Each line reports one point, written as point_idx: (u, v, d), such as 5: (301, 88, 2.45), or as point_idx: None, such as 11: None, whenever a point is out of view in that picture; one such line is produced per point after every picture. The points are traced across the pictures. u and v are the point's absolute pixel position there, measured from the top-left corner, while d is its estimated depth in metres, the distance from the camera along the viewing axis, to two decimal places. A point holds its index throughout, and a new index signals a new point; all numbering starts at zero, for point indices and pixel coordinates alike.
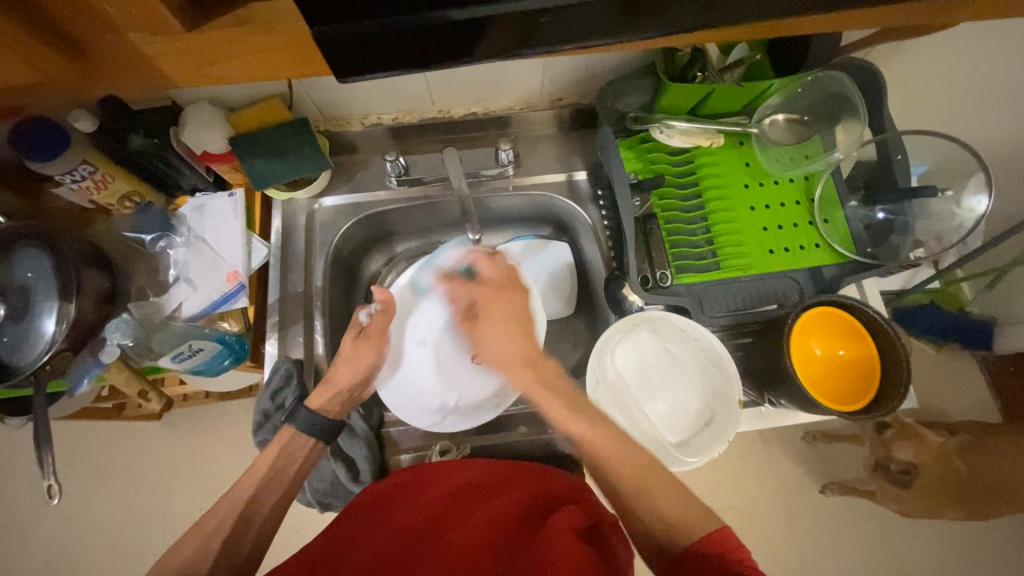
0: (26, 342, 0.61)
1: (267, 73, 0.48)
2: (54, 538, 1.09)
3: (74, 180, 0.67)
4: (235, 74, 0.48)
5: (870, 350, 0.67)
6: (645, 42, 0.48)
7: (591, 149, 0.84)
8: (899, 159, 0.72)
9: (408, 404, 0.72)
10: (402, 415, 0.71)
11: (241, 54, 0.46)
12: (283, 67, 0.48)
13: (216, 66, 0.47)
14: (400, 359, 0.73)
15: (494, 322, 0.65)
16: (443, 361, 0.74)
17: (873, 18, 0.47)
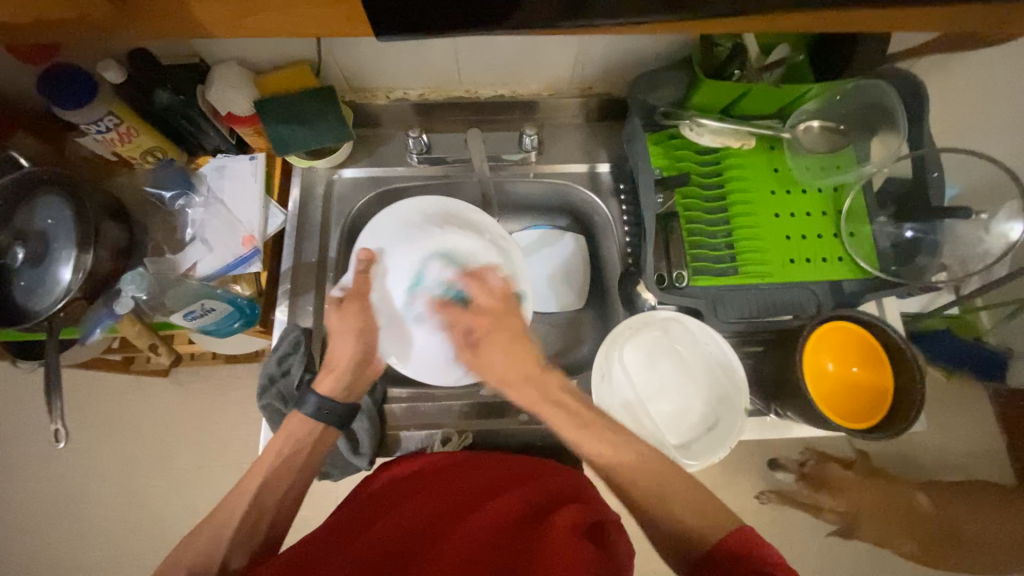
0: (43, 288, 0.62)
1: (307, 30, 0.45)
2: (58, 481, 1.12)
3: (100, 131, 0.68)
4: (269, 27, 0.44)
5: (885, 370, 0.66)
6: (694, 26, 0.45)
7: (617, 141, 0.83)
8: (935, 177, 0.70)
9: (424, 363, 0.69)
10: (426, 378, 0.69)
11: (279, 7, 0.42)
12: (324, 26, 0.44)
13: (251, 19, 0.43)
14: (391, 317, 0.69)
15: (496, 349, 0.60)
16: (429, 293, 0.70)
17: (954, 17, 0.43)
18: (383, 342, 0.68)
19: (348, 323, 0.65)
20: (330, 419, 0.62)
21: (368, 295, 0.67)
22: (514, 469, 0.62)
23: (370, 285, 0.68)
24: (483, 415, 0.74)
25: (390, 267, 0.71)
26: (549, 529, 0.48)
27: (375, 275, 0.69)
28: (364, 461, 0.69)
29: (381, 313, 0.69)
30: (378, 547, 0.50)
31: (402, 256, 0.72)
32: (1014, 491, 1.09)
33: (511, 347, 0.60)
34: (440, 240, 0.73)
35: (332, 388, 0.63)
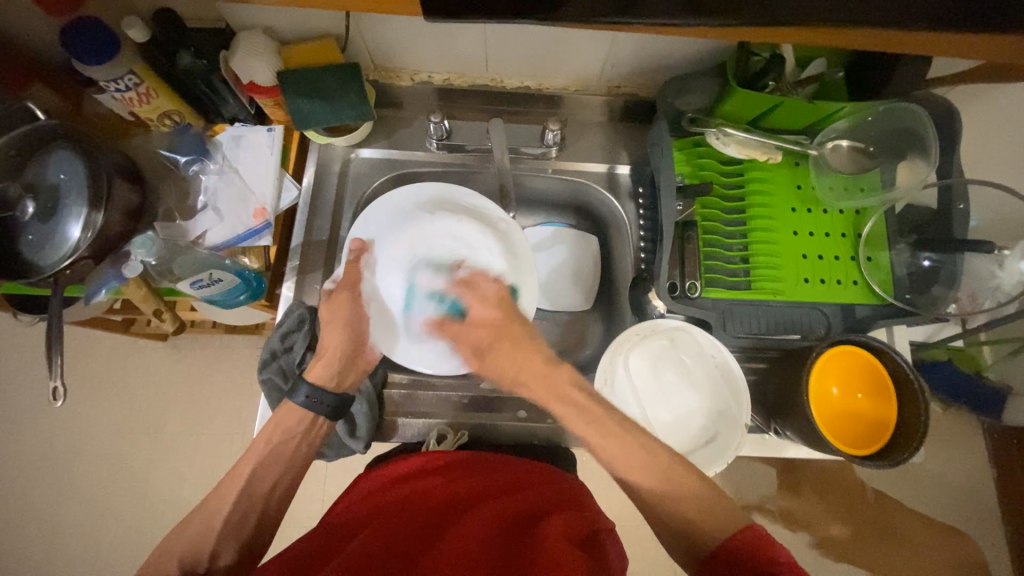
0: (50, 244, 0.62)
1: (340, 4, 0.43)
2: (51, 436, 1.12)
3: (118, 89, 0.66)
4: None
5: (889, 399, 0.65)
6: (736, 34, 0.44)
7: (640, 144, 0.82)
8: (960, 209, 0.69)
9: (418, 351, 0.68)
10: (422, 367, 0.68)
11: None
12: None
13: None
14: (381, 306, 0.68)
15: (503, 362, 0.60)
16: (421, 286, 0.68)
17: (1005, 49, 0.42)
18: (374, 332, 0.67)
19: (341, 313, 0.65)
20: (320, 410, 0.61)
21: (360, 284, 0.67)
22: (508, 471, 0.62)
23: (363, 275, 0.68)
24: (482, 408, 0.74)
25: (379, 260, 0.69)
26: (549, 532, 0.49)
27: (365, 265, 0.68)
28: (361, 445, 0.68)
29: (372, 303, 0.68)
30: (382, 541, 0.51)
31: (390, 245, 0.70)
32: (998, 526, 1.10)
33: (520, 360, 0.59)
34: (432, 228, 0.71)
35: (324, 377, 0.63)
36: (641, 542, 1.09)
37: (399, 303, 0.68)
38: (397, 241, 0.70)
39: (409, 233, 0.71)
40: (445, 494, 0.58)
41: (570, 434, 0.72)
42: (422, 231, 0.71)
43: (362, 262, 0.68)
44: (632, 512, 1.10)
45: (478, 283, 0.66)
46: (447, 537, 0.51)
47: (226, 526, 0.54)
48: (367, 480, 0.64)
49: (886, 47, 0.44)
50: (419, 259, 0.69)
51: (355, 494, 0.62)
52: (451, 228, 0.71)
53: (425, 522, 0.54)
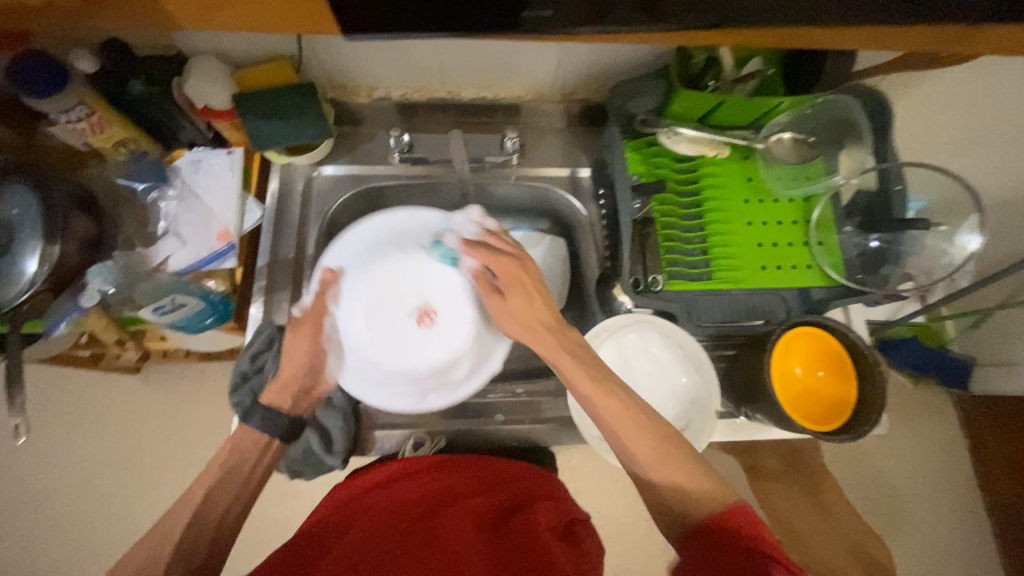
0: (5, 280, 0.61)
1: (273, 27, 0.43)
2: (20, 480, 1.08)
3: (69, 120, 0.66)
4: (237, 22, 0.42)
5: (848, 375, 0.68)
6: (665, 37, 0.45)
7: (597, 147, 0.84)
8: (897, 190, 0.72)
9: (374, 387, 0.67)
10: (375, 401, 0.66)
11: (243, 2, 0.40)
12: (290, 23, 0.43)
13: (219, 14, 0.41)
14: (342, 343, 0.69)
15: (519, 295, 0.63)
16: (386, 321, 0.72)
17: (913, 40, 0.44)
18: (331, 362, 0.67)
19: (298, 346, 0.65)
20: (273, 432, 0.63)
21: (322, 321, 0.67)
22: (486, 473, 0.62)
23: (327, 310, 0.68)
24: (460, 416, 0.74)
25: (345, 292, 0.70)
26: (525, 527, 0.51)
27: (330, 300, 0.69)
28: (338, 460, 0.68)
29: (332, 338, 0.68)
30: (365, 542, 0.51)
31: (359, 284, 0.72)
32: (973, 492, 1.14)
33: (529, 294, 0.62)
34: (404, 268, 0.74)
35: (278, 399, 0.64)
36: (633, 538, 1.09)
37: (364, 344, 0.71)
38: (363, 282, 0.72)
39: (377, 275, 0.73)
40: (428, 492, 0.59)
41: (549, 433, 0.73)
42: (393, 268, 0.74)
43: (328, 294, 0.68)
44: (623, 509, 1.10)
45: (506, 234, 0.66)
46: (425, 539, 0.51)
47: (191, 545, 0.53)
48: (344, 487, 0.64)
49: (822, 45, 0.45)
50: (388, 300, 0.73)
51: (330, 507, 0.62)
52: (417, 268, 0.75)
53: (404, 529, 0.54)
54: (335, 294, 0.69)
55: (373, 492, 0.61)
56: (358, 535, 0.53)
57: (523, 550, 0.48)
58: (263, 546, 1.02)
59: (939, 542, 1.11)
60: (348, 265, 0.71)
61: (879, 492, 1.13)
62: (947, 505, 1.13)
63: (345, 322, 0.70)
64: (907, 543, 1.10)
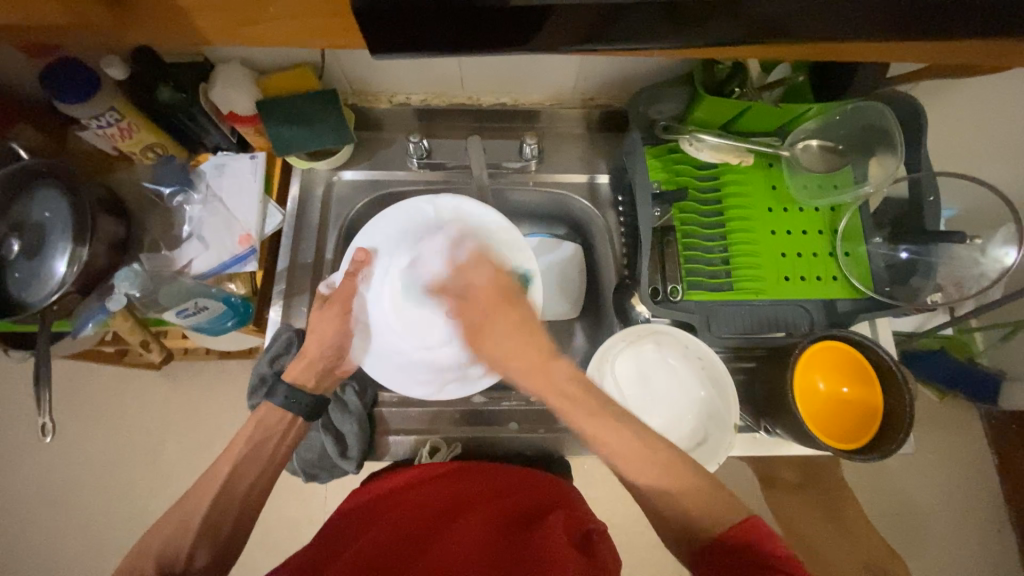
0: (37, 280, 0.62)
1: (297, 42, 0.45)
2: (47, 470, 1.11)
3: (100, 125, 0.68)
4: (266, 36, 0.45)
5: (875, 391, 0.66)
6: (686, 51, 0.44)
7: (617, 153, 0.83)
8: (931, 201, 0.69)
9: (397, 373, 0.68)
10: (397, 387, 0.67)
11: (272, 17, 0.43)
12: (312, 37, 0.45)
13: (247, 28, 0.44)
14: (368, 326, 0.69)
15: (504, 343, 0.58)
16: (412, 306, 0.70)
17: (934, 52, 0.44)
18: (354, 343, 0.69)
19: (326, 323, 0.65)
20: (299, 410, 0.63)
21: (351, 301, 0.68)
22: (499, 481, 0.62)
23: (357, 289, 0.69)
24: (475, 423, 0.73)
25: (376, 272, 0.70)
26: (541, 532, 0.52)
27: (361, 280, 0.69)
28: (351, 465, 0.68)
29: (360, 318, 0.69)
30: (377, 547, 0.52)
31: (392, 266, 0.71)
32: (1003, 512, 1.10)
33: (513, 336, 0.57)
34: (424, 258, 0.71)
35: (302, 377, 0.65)
36: (647, 548, 1.08)
37: (390, 329, 0.70)
38: (397, 268, 0.71)
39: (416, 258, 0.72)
40: (444, 499, 0.59)
41: (563, 442, 0.72)
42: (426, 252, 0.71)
43: (359, 275, 0.69)
44: (636, 518, 1.09)
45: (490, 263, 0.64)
46: (437, 549, 0.51)
47: (209, 545, 0.54)
48: (360, 492, 0.64)
49: (833, 56, 0.45)
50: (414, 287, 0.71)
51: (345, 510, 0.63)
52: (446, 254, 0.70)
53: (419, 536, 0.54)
54: (368, 273, 0.70)
55: (390, 500, 0.61)
56: (370, 540, 0.54)
57: (537, 555, 0.48)
58: (278, 542, 1.04)
59: (966, 564, 1.07)
60: (381, 246, 0.71)
61: (903, 510, 1.09)
62: (976, 526, 1.09)
63: (374, 303, 0.70)
64: (930, 563, 1.07)
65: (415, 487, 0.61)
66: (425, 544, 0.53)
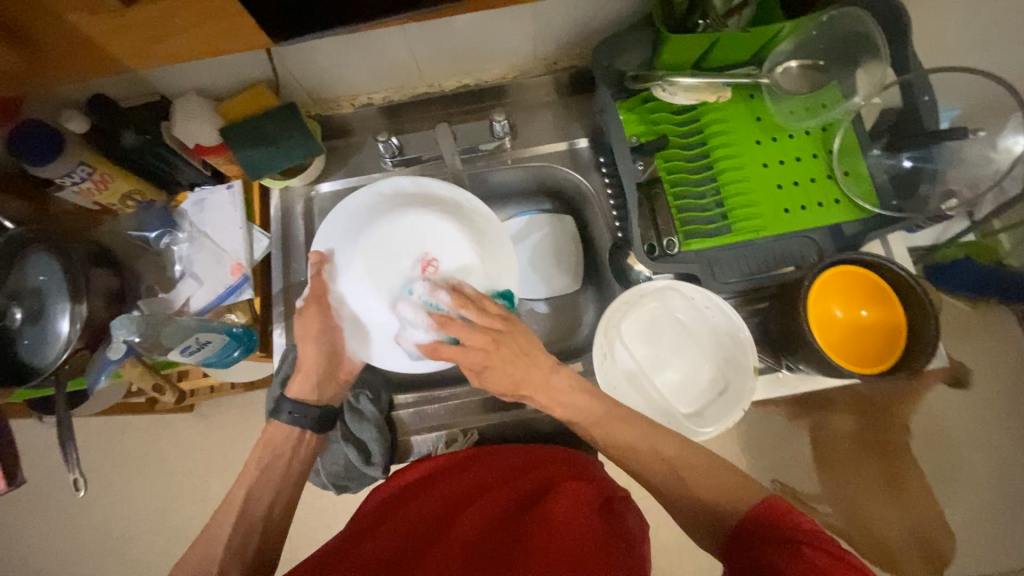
0: (44, 344, 0.64)
1: (211, 46, 0.49)
2: (103, 523, 1.16)
3: (74, 182, 0.68)
4: (183, 48, 0.49)
5: (895, 311, 0.63)
6: None
7: (591, 114, 0.81)
8: (925, 101, 0.65)
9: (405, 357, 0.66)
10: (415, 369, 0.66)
11: (178, 28, 0.46)
12: (223, 40, 0.49)
13: (161, 43, 0.48)
14: (357, 320, 0.67)
15: (500, 374, 0.58)
16: (384, 275, 0.67)
17: None
18: (351, 342, 0.67)
19: (311, 326, 0.65)
20: (304, 424, 0.64)
21: (326, 296, 0.66)
22: (521, 458, 0.63)
23: (329, 286, 0.66)
24: (492, 410, 0.73)
25: (339, 265, 0.67)
26: (567, 503, 0.50)
27: (328, 276, 0.67)
28: (378, 471, 0.68)
29: (342, 314, 0.67)
30: (394, 544, 0.52)
31: (354, 255, 0.67)
32: None
33: (516, 367, 0.58)
34: (398, 226, 0.68)
35: (304, 392, 0.65)
36: None
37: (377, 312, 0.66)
38: (361, 255, 0.67)
39: (376, 235, 0.68)
40: (467, 484, 0.60)
41: None
42: (387, 229, 0.68)
43: (324, 274, 0.66)
44: None
45: (486, 305, 0.61)
46: (458, 529, 0.52)
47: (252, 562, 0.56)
48: (386, 484, 0.65)
49: None
50: (384, 265, 0.67)
51: (372, 502, 0.64)
52: (410, 228, 0.68)
53: (442, 522, 0.55)
54: (331, 272, 0.67)
55: (414, 489, 0.62)
56: (393, 531, 0.54)
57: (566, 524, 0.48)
58: None
59: None
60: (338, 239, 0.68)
61: (950, 427, 1.06)
62: None
63: (350, 296, 0.67)
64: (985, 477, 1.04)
65: (437, 479, 0.62)
66: (438, 536, 0.52)
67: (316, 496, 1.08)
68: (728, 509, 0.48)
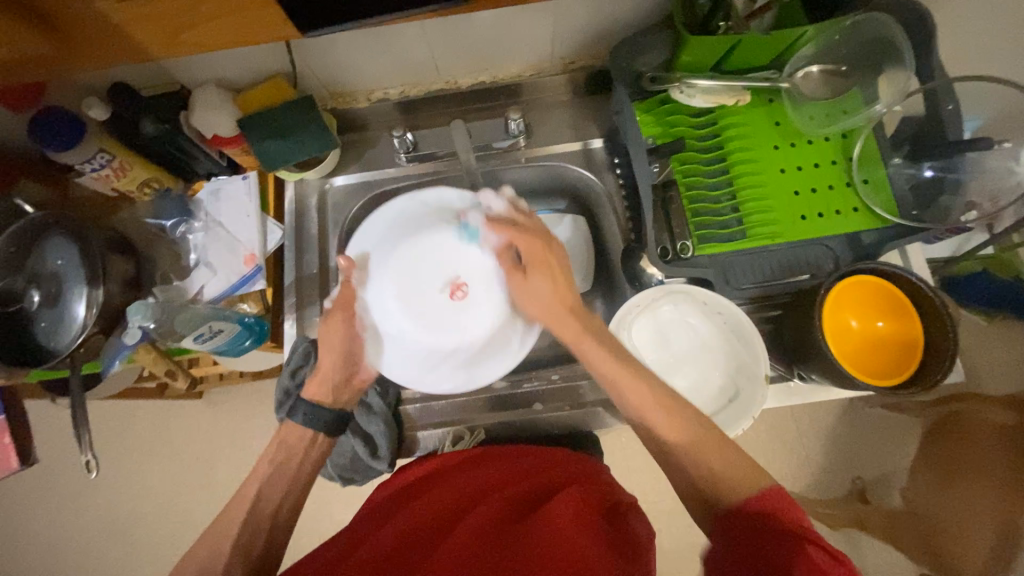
0: (61, 327, 0.65)
1: (236, 36, 0.50)
2: (113, 506, 1.17)
3: (94, 169, 0.69)
4: (208, 38, 0.50)
5: (912, 324, 0.62)
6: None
7: (607, 114, 0.80)
8: (950, 110, 0.64)
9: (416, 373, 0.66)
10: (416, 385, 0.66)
11: (206, 17, 0.47)
12: (249, 31, 0.49)
13: (188, 32, 0.49)
14: (378, 330, 0.67)
15: (543, 274, 0.61)
16: (417, 292, 0.68)
17: None
18: (370, 352, 0.67)
19: (333, 335, 0.66)
20: (319, 425, 0.64)
21: (354, 304, 0.67)
22: (527, 459, 0.63)
23: (357, 294, 0.67)
24: (500, 408, 0.73)
25: (371, 275, 0.67)
26: (572, 505, 0.50)
27: (357, 284, 0.67)
28: (384, 464, 0.70)
29: (365, 325, 0.67)
30: (397, 539, 0.53)
31: (386, 264, 0.68)
32: None
33: (553, 287, 0.61)
34: (438, 246, 0.69)
35: (321, 394, 0.66)
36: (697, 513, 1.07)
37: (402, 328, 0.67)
38: (395, 267, 0.68)
39: (413, 251, 0.69)
40: (471, 483, 0.60)
41: (590, 417, 0.71)
42: (425, 247, 0.69)
43: (355, 281, 0.66)
44: None
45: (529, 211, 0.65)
46: (461, 528, 0.52)
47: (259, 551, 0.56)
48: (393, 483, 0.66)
49: None
50: (417, 281, 0.68)
51: (377, 501, 0.64)
52: (447, 248, 0.69)
53: (446, 521, 0.55)
54: (359, 281, 0.67)
55: (418, 489, 0.62)
56: (397, 529, 0.55)
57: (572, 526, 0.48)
58: None
59: None
60: (371, 247, 0.68)
61: None
62: None
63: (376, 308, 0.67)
64: None
65: (443, 478, 0.62)
66: (441, 536, 0.53)
67: (321, 487, 1.09)
68: (720, 494, 0.46)
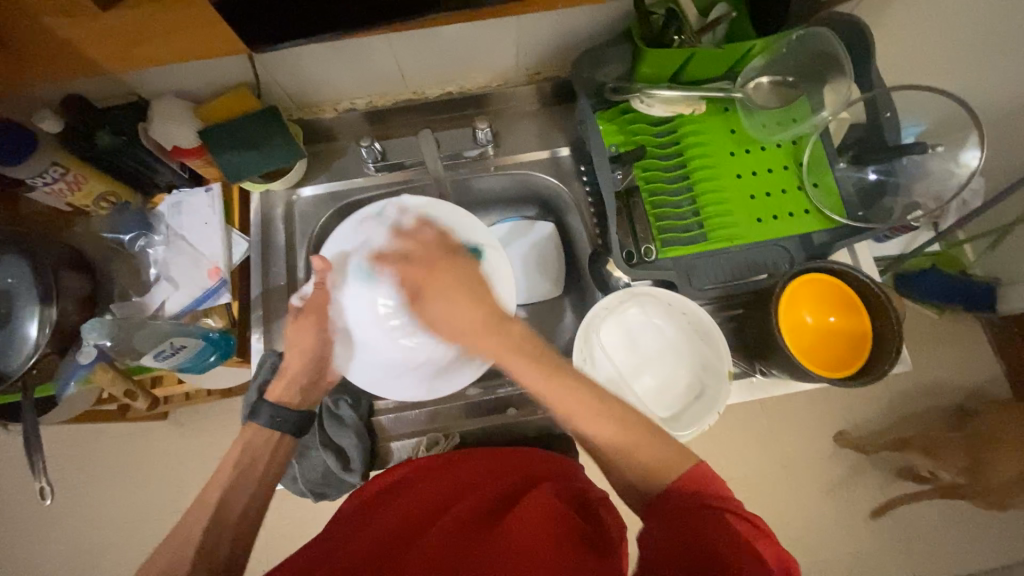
0: (10, 348, 0.62)
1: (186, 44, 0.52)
2: (71, 537, 1.11)
3: (46, 182, 0.66)
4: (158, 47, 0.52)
5: (862, 318, 0.66)
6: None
7: (573, 124, 0.82)
8: (888, 117, 0.68)
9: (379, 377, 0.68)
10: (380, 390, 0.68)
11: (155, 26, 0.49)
12: (200, 39, 0.51)
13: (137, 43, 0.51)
14: (348, 333, 0.68)
15: (440, 299, 0.55)
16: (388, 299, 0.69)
17: None
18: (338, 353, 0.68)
19: (304, 335, 0.65)
20: (286, 429, 0.63)
21: (327, 309, 0.67)
22: (500, 462, 0.63)
23: (331, 297, 0.67)
24: (474, 415, 0.73)
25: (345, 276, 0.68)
26: (544, 504, 0.50)
27: (332, 286, 0.68)
28: (357, 477, 0.68)
29: (338, 326, 0.68)
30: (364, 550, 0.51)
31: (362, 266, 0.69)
32: None
33: (460, 306, 0.54)
34: None
35: (286, 396, 0.65)
36: None
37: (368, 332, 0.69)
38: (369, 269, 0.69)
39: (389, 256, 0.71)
40: (442, 488, 0.59)
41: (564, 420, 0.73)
42: None
43: (328, 283, 0.67)
44: None
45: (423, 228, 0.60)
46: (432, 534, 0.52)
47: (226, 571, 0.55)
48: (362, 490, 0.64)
49: None
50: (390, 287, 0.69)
51: (345, 511, 0.63)
52: None
53: (416, 527, 0.54)
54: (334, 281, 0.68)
55: (387, 496, 0.61)
56: (365, 539, 0.53)
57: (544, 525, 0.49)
58: None
59: None
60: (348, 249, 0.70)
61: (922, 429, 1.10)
62: None
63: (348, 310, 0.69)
64: None
65: (412, 483, 0.61)
66: (412, 541, 0.52)
67: (296, 506, 1.06)
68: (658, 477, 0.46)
